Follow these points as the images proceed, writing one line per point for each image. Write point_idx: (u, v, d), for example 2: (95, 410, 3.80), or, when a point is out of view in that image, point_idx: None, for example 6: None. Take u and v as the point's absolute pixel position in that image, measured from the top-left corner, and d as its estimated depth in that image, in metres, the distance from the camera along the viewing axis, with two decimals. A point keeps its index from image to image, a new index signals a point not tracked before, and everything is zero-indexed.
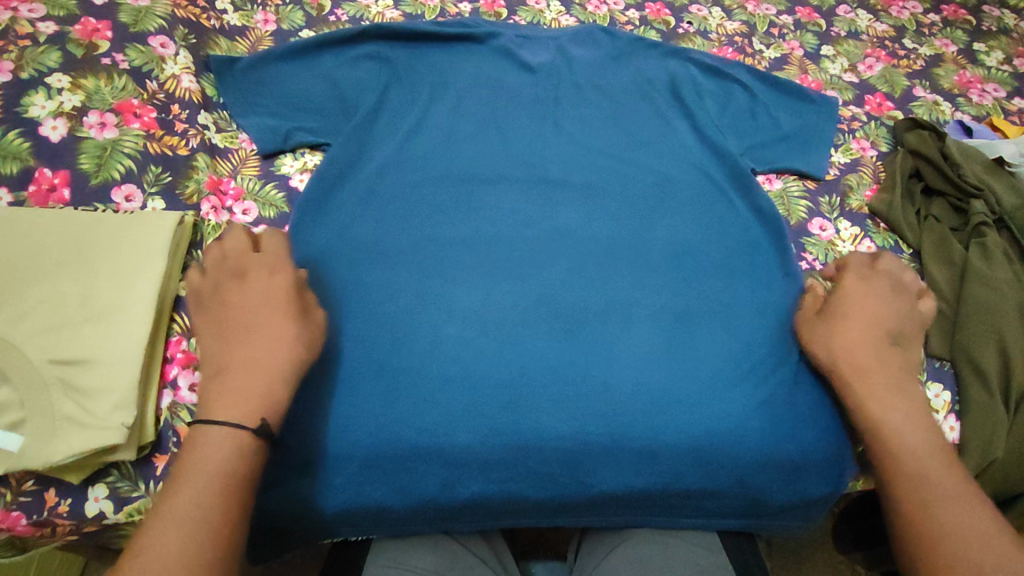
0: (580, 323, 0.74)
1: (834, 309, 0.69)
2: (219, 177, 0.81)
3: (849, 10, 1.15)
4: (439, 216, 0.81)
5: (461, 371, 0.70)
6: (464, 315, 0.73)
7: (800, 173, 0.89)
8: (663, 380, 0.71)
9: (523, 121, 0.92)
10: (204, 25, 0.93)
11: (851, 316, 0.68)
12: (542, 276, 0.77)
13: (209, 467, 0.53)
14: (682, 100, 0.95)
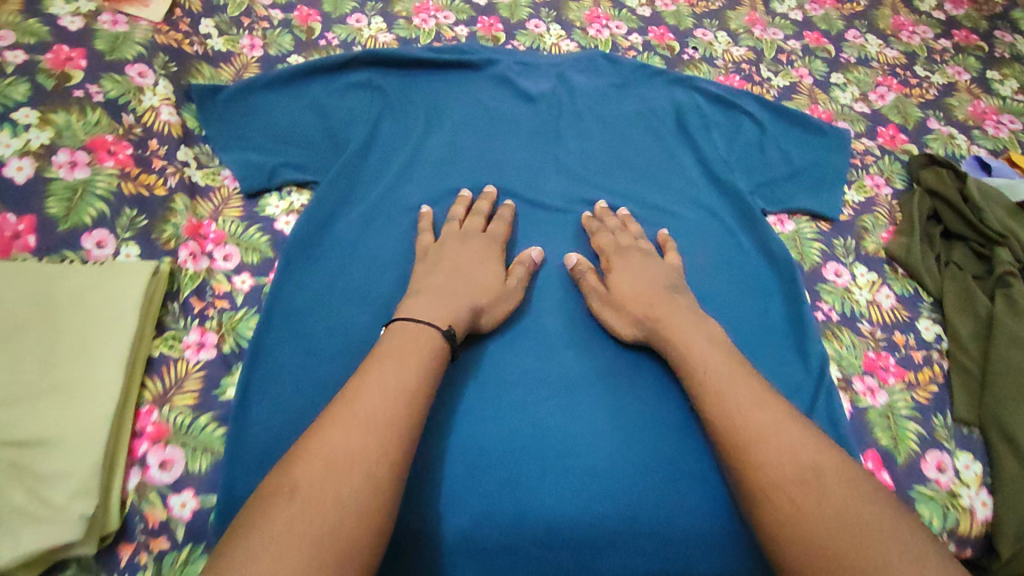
0: (583, 388, 0.70)
1: (618, 284, 0.72)
2: (199, 220, 0.75)
3: (858, 35, 1.11)
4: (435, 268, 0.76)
5: (456, 446, 0.65)
6: (457, 376, 0.69)
7: (813, 213, 0.85)
8: (671, 449, 0.67)
9: (524, 158, 0.87)
10: (187, 51, 0.88)
11: (634, 282, 0.71)
12: (543, 331, 0.73)
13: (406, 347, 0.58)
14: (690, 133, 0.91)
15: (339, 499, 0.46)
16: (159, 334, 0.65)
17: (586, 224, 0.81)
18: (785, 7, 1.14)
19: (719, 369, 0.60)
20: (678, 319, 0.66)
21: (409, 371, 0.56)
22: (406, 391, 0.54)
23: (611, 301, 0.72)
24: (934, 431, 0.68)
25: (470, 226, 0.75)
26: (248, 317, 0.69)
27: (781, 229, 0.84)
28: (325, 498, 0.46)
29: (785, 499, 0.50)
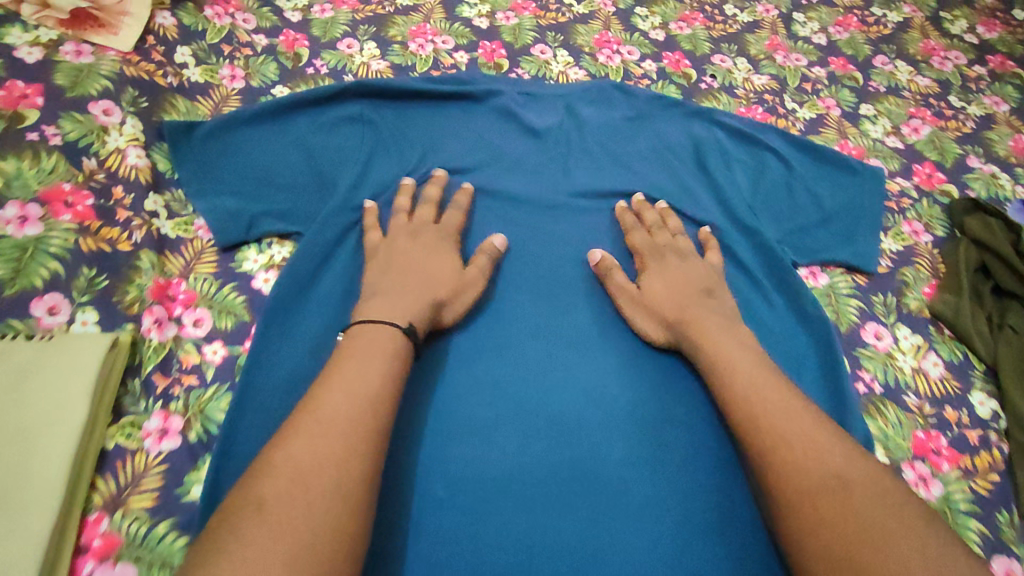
0: (601, 477, 0.62)
1: (651, 289, 0.71)
2: (166, 280, 0.68)
3: (886, 61, 1.03)
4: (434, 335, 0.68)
5: (460, 553, 0.58)
6: (459, 471, 0.61)
7: (848, 266, 0.78)
8: (706, 560, 0.59)
9: (529, 203, 0.80)
10: (160, 84, 0.80)
11: (667, 288, 0.70)
12: (554, 412, 0.65)
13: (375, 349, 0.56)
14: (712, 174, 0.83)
15: (317, 506, 0.44)
16: (115, 421, 0.57)
17: (621, 217, 0.78)
18: (807, 30, 1.06)
19: (746, 379, 0.60)
20: (710, 326, 0.66)
21: (375, 374, 0.54)
22: (375, 393, 0.53)
23: (642, 303, 0.70)
24: (999, 531, 0.61)
25: (420, 218, 0.72)
26: (218, 397, 0.61)
27: (814, 283, 0.77)
28: (300, 505, 0.43)
29: (810, 509, 0.49)
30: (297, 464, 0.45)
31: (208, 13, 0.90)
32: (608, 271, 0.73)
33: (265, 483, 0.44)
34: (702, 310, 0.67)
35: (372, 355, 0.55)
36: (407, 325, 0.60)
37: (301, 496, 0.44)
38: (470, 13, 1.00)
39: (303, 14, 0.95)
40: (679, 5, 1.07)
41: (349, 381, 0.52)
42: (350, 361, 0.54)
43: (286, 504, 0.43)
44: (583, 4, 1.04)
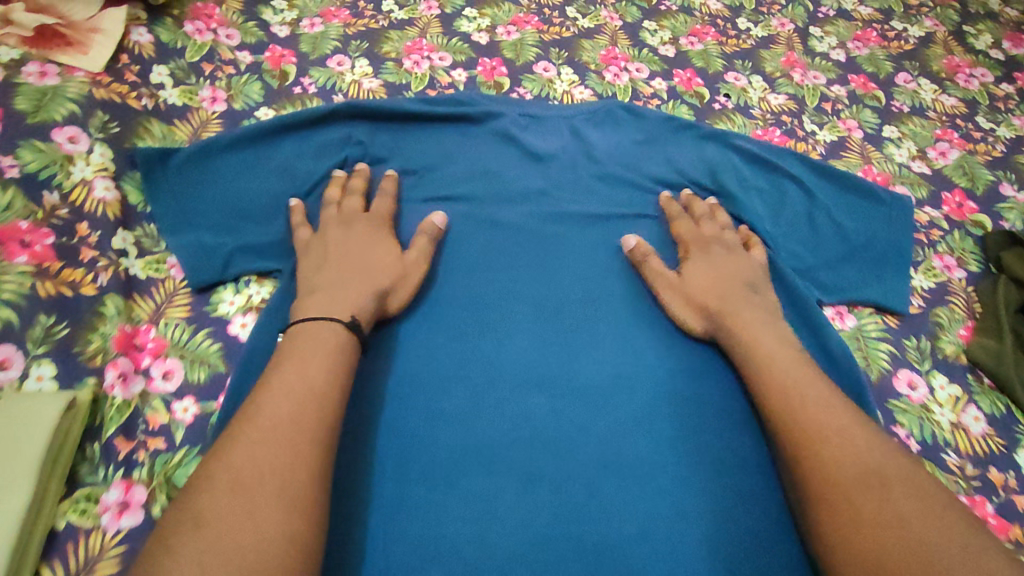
0: (611, 555, 0.57)
1: (692, 277, 0.70)
2: (135, 326, 0.62)
3: (909, 78, 0.98)
4: (427, 390, 0.63)
5: None
6: (454, 549, 0.55)
7: (878, 305, 0.73)
8: None
9: (534, 235, 0.74)
10: (133, 106, 0.74)
11: (708, 275, 0.69)
12: (560, 479, 0.60)
13: (311, 348, 0.56)
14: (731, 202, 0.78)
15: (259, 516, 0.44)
16: (69, 493, 0.53)
17: (668, 205, 0.77)
18: (825, 46, 1.01)
19: (784, 379, 0.59)
20: (747, 316, 0.65)
21: (312, 372, 0.54)
22: (313, 391, 0.53)
23: (681, 288, 0.69)
24: None
25: (348, 206, 0.70)
26: (187, 461, 0.57)
27: (841, 325, 0.72)
28: (242, 514, 0.43)
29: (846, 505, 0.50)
30: (236, 475, 0.45)
31: (188, 28, 0.84)
32: (642, 257, 0.72)
33: (202, 497, 0.44)
34: (742, 302, 0.66)
35: (313, 354, 0.55)
36: (349, 317, 0.60)
37: (241, 506, 0.44)
38: (469, 27, 0.94)
39: (291, 29, 0.89)
40: (689, 18, 1.01)
41: (286, 384, 0.52)
42: (288, 364, 0.54)
43: (224, 514, 0.43)
44: (589, 17, 0.99)
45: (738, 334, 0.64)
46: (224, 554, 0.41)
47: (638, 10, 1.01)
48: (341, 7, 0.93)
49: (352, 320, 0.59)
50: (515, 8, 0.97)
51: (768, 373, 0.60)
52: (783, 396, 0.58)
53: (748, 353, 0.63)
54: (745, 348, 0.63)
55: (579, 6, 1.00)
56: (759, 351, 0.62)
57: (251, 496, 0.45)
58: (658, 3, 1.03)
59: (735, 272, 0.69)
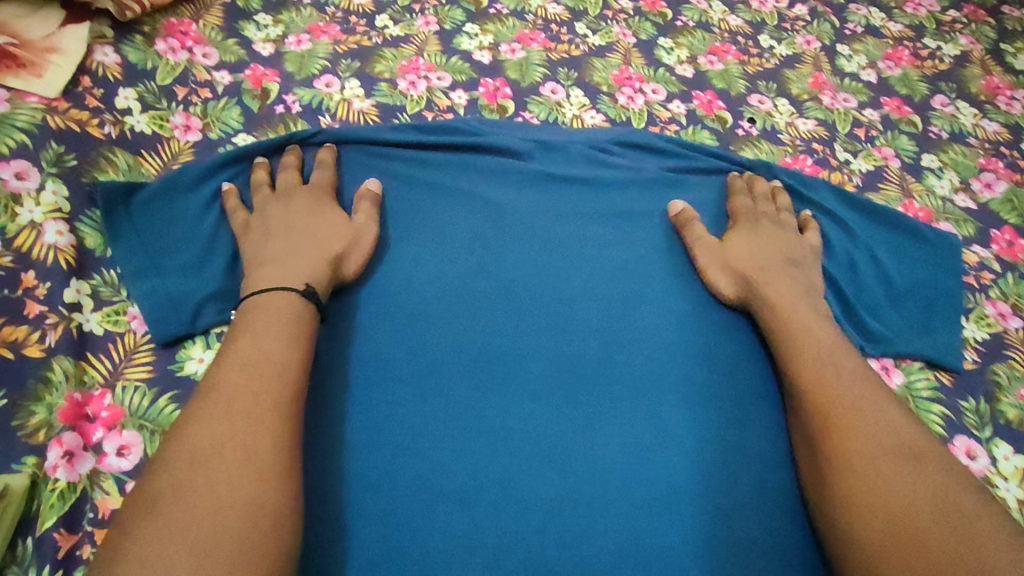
0: None
1: (738, 249, 0.67)
2: (86, 392, 0.55)
3: (946, 101, 0.90)
4: (422, 468, 0.55)
5: None
6: None
7: (929, 360, 0.65)
8: None
9: (545, 278, 0.66)
10: (94, 135, 0.67)
11: (751, 245, 0.68)
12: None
13: (267, 318, 0.55)
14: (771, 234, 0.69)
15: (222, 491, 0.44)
16: None
17: (731, 179, 0.74)
18: (854, 65, 0.93)
19: (820, 355, 0.58)
20: (781, 288, 0.64)
21: (265, 341, 0.53)
22: (272, 362, 0.52)
23: (721, 255, 0.67)
24: None
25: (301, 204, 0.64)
26: None
27: (889, 382, 0.64)
28: (202, 488, 0.43)
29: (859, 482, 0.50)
30: (191, 451, 0.45)
31: (160, 46, 0.76)
32: (686, 222, 0.69)
33: (160, 475, 0.44)
34: (781, 274, 0.65)
35: (266, 326, 0.54)
36: (303, 286, 0.57)
37: (200, 479, 0.44)
38: (470, 45, 0.86)
39: (276, 46, 0.81)
40: (708, 35, 0.94)
41: (242, 358, 0.51)
42: (241, 338, 0.53)
43: (180, 491, 0.43)
44: (600, 34, 0.91)
45: (774, 308, 0.63)
46: (185, 527, 0.41)
47: (653, 26, 0.94)
48: (331, 22, 0.85)
49: (307, 289, 0.57)
50: (519, 24, 0.90)
51: (801, 344, 0.60)
52: (813, 368, 0.58)
53: (781, 327, 0.62)
54: (780, 321, 0.62)
55: (589, 22, 0.92)
56: (795, 325, 0.61)
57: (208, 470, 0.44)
58: (673, 19, 0.95)
59: (779, 247, 0.67)
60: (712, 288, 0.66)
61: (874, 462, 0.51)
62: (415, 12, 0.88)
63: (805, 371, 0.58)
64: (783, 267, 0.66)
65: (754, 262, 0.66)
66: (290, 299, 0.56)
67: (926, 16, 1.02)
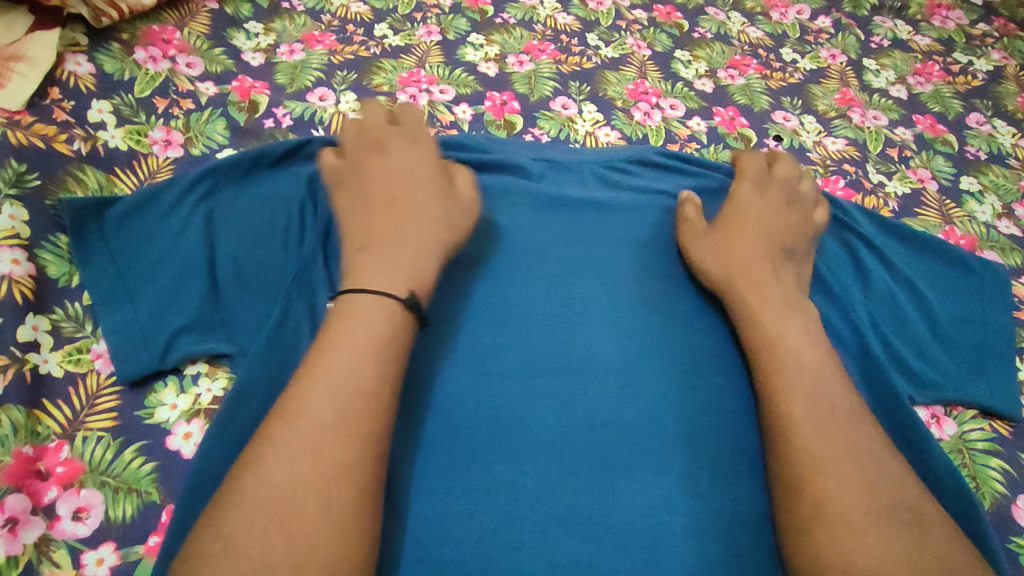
0: None
1: (740, 249, 0.60)
2: (40, 446, 0.48)
3: (982, 119, 0.85)
4: (423, 537, 0.48)
5: None
6: None
7: (984, 408, 0.60)
8: None
9: (559, 312, 0.59)
10: (61, 151, 0.60)
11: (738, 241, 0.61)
12: None
13: (360, 332, 0.46)
14: (796, 257, 0.61)
15: (300, 544, 0.37)
16: None
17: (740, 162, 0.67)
18: (882, 81, 0.88)
19: (820, 386, 0.50)
20: (773, 297, 0.57)
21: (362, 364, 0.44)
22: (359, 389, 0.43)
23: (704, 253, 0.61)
24: None
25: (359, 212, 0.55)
26: None
27: (939, 434, 0.59)
28: (277, 540, 0.37)
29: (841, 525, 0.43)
30: (271, 494, 0.39)
31: (139, 56, 0.70)
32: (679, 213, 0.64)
33: (233, 517, 0.38)
34: (766, 274, 0.58)
35: (363, 342, 0.45)
36: (408, 293, 0.49)
37: (274, 531, 0.37)
38: (475, 56, 0.81)
39: (266, 56, 0.75)
40: (727, 48, 0.88)
41: (334, 383, 0.43)
42: (335, 351, 0.44)
43: (256, 542, 0.37)
44: (613, 46, 0.85)
45: (757, 317, 0.55)
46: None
47: (669, 38, 0.88)
48: (326, 31, 0.79)
49: (411, 297, 0.49)
50: (528, 35, 0.84)
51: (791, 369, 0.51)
52: (806, 400, 0.49)
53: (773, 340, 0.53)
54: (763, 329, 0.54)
55: (601, 33, 0.87)
56: (784, 343, 0.53)
57: (286, 515, 0.38)
58: (690, 30, 0.90)
59: (769, 241, 0.61)
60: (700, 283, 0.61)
61: (861, 524, 0.43)
62: (416, 21, 0.83)
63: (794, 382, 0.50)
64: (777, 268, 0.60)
65: (747, 262, 0.59)
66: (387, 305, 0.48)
67: (954, 30, 0.97)
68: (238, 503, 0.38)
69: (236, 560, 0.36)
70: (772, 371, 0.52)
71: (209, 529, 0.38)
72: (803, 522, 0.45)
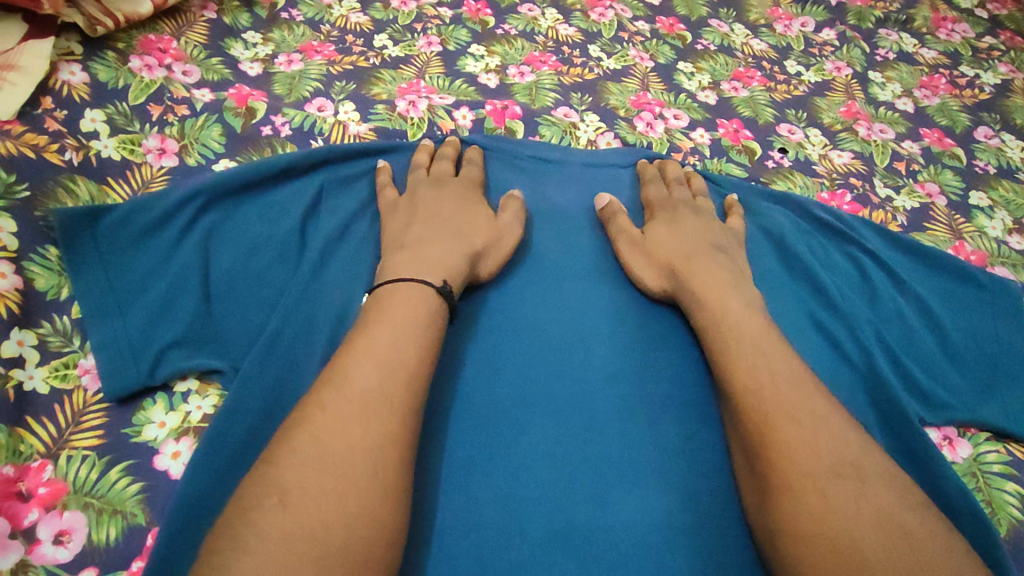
0: None
1: (685, 245, 0.60)
2: (23, 466, 0.46)
3: (990, 133, 0.84)
4: (413, 560, 0.44)
5: None
6: None
7: (998, 429, 0.58)
8: None
9: (556, 319, 0.57)
10: (52, 162, 0.59)
11: (673, 239, 0.61)
12: None
13: (403, 313, 0.47)
14: (729, 249, 0.62)
15: (352, 497, 0.36)
16: None
17: (643, 167, 0.69)
18: (888, 94, 0.87)
19: (792, 373, 0.48)
20: (719, 281, 0.56)
21: (395, 385, 0.43)
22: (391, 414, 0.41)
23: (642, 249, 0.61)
24: None
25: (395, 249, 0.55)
26: None
27: (953, 456, 0.57)
28: (333, 496, 0.36)
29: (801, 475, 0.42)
30: (322, 452, 0.38)
31: (134, 64, 0.70)
32: (612, 216, 0.63)
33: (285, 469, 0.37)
34: (706, 263, 0.58)
35: (403, 327, 0.46)
36: (442, 282, 0.51)
37: (329, 486, 0.36)
38: (475, 67, 0.80)
39: (264, 66, 0.74)
40: (730, 60, 0.87)
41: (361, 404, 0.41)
42: (373, 333, 0.45)
43: (313, 496, 0.36)
44: (615, 57, 0.84)
45: (705, 298, 0.55)
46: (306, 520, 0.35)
47: (671, 50, 0.87)
48: (326, 41, 0.78)
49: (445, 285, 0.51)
50: (529, 46, 0.83)
51: (744, 350, 0.50)
52: (760, 374, 0.48)
53: (774, 339, 0.51)
54: (710, 315, 0.54)
55: (603, 44, 0.86)
56: (748, 326, 0.52)
57: (338, 472, 0.37)
58: (693, 42, 0.89)
59: (702, 236, 0.61)
60: (637, 282, 0.59)
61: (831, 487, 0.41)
62: (416, 31, 0.82)
63: (744, 354, 0.50)
64: (715, 254, 0.60)
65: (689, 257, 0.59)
66: (424, 291, 0.50)
67: (960, 43, 0.96)
68: (291, 461, 0.37)
69: (293, 510, 0.35)
70: (723, 349, 0.51)
71: (261, 484, 0.36)
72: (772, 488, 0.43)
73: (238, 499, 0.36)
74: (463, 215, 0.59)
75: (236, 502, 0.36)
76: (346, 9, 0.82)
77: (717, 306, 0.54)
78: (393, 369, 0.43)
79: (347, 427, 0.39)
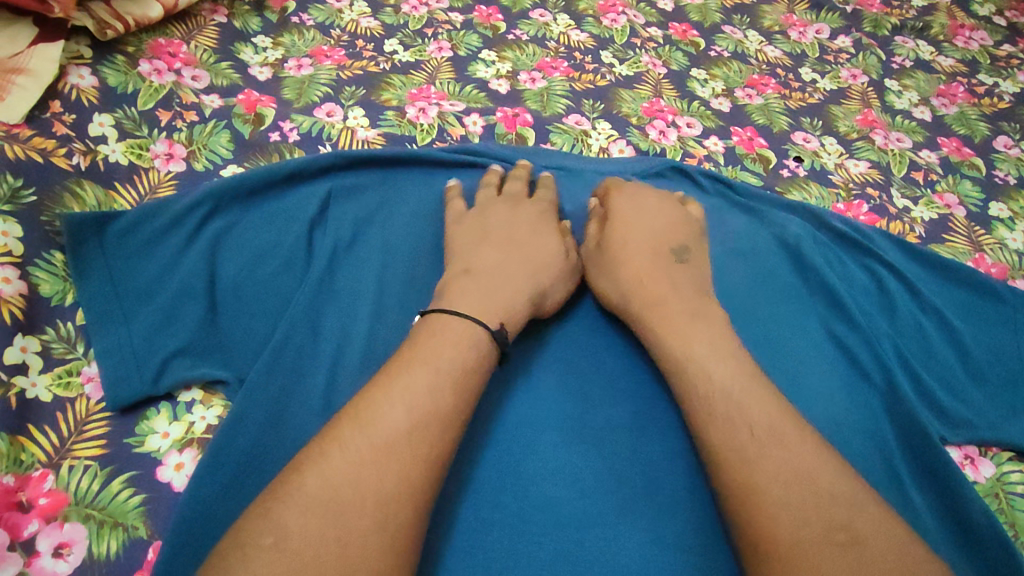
0: None
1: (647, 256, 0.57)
2: (23, 476, 0.45)
3: (1010, 143, 0.82)
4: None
5: None
6: None
7: (1021, 450, 0.56)
8: None
9: (565, 333, 0.57)
10: (60, 166, 0.59)
11: (630, 249, 0.57)
12: None
13: (453, 353, 0.45)
14: (690, 256, 0.58)
15: (350, 543, 0.35)
16: None
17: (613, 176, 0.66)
18: (905, 102, 0.85)
19: None
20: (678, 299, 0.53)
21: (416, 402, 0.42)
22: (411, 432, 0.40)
23: (603, 266, 0.58)
24: None
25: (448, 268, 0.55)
26: None
27: (975, 476, 0.55)
28: (330, 538, 0.35)
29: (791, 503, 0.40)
30: (328, 480, 0.37)
31: (143, 68, 0.69)
32: None
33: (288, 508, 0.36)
34: (663, 277, 0.55)
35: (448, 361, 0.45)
36: (497, 326, 0.49)
37: (329, 530, 0.35)
38: (486, 72, 0.79)
39: (273, 70, 0.74)
40: (744, 67, 0.86)
41: (378, 421, 0.40)
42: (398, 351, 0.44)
43: (310, 539, 0.34)
44: (627, 64, 0.83)
45: (663, 316, 0.52)
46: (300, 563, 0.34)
47: (684, 56, 0.86)
48: (335, 46, 0.78)
49: (500, 331, 0.49)
50: (540, 52, 0.82)
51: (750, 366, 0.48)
52: (757, 392, 0.46)
53: None
54: (666, 334, 0.50)
55: (615, 50, 0.85)
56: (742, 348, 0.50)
57: (344, 516, 0.36)
58: (706, 48, 0.88)
59: (656, 244, 0.58)
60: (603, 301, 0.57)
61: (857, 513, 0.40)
62: (427, 37, 0.81)
63: (725, 369, 0.47)
64: (672, 266, 0.56)
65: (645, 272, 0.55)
66: (475, 333, 0.47)
67: (979, 50, 0.94)
68: (295, 497, 0.36)
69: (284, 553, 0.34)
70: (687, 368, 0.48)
71: (262, 517, 0.35)
72: (741, 516, 0.41)
73: (239, 529, 0.35)
74: (479, 225, 0.58)
75: (232, 533, 0.35)
76: (356, 13, 0.82)
77: (670, 326, 0.51)
78: (418, 390, 0.42)
79: (360, 452, 0.38)
